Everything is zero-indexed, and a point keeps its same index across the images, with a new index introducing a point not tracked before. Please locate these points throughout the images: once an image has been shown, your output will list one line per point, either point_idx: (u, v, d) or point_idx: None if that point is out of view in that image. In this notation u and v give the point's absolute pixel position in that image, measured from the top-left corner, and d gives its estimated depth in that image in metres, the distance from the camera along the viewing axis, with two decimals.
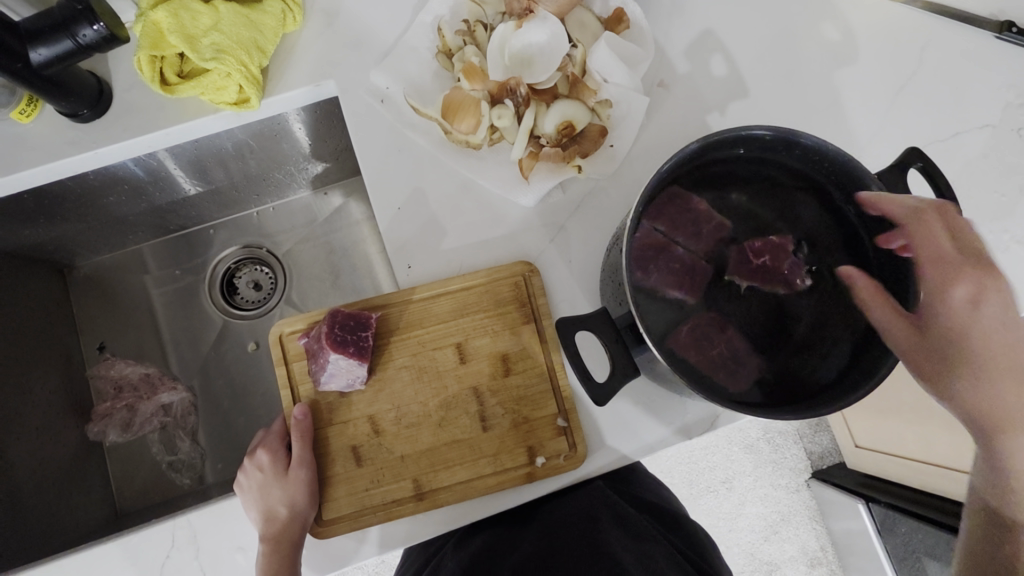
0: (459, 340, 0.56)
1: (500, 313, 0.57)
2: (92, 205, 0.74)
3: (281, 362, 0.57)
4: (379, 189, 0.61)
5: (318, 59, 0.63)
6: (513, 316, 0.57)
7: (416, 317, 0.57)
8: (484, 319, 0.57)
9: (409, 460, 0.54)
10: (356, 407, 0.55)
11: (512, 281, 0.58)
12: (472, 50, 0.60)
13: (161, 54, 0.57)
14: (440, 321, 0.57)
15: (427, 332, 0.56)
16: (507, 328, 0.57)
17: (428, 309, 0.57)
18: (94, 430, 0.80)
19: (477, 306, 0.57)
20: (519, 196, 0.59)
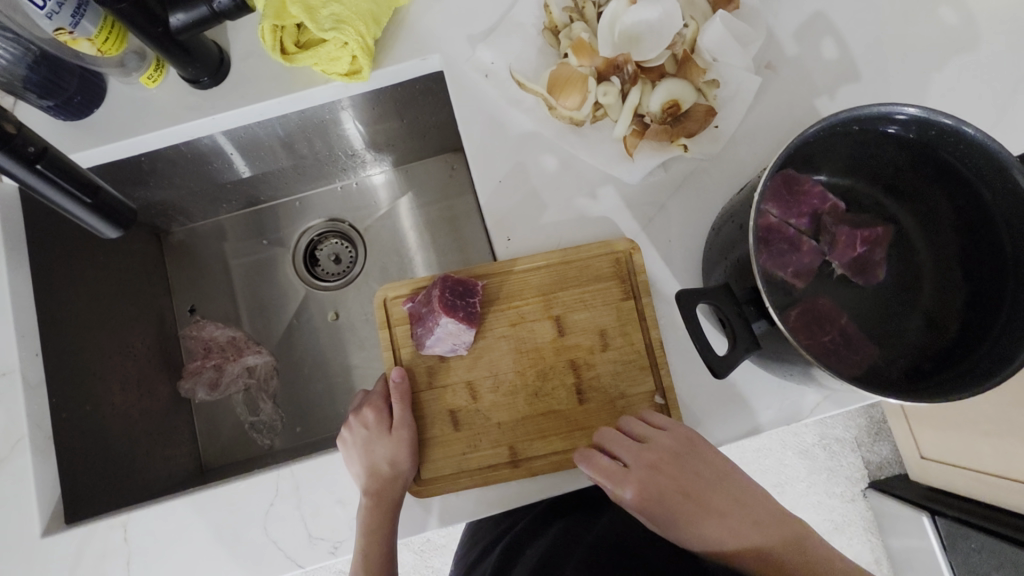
0: (557, 313, 0.58)
1: (599, 289, 0.58)
2: (194, 171, 0.78)
3: (386, 325, 0.60)
4: (481, 162, 0.62)
5: (425, 33, 0.65)
6: (613, 292, 0.58)
7: (516, 288, 0.58)
8: (584, 294, 0.58)
9: (505, 428, 0.56)
10: (454, 372, 0.57)
11: (613, 258, 0.58)
12: (581, 26, 0.60)
13: (281, 25, 0.59)
14: (540, 294, 0.58)
15: (526, 304, 0.58)
16: (606, 304, 0.58)
17: (528, 281, 0.58)
18: (185, 386, 0.83)
19: (577, 281, 0.58)
20: (623, 173, 0.59)
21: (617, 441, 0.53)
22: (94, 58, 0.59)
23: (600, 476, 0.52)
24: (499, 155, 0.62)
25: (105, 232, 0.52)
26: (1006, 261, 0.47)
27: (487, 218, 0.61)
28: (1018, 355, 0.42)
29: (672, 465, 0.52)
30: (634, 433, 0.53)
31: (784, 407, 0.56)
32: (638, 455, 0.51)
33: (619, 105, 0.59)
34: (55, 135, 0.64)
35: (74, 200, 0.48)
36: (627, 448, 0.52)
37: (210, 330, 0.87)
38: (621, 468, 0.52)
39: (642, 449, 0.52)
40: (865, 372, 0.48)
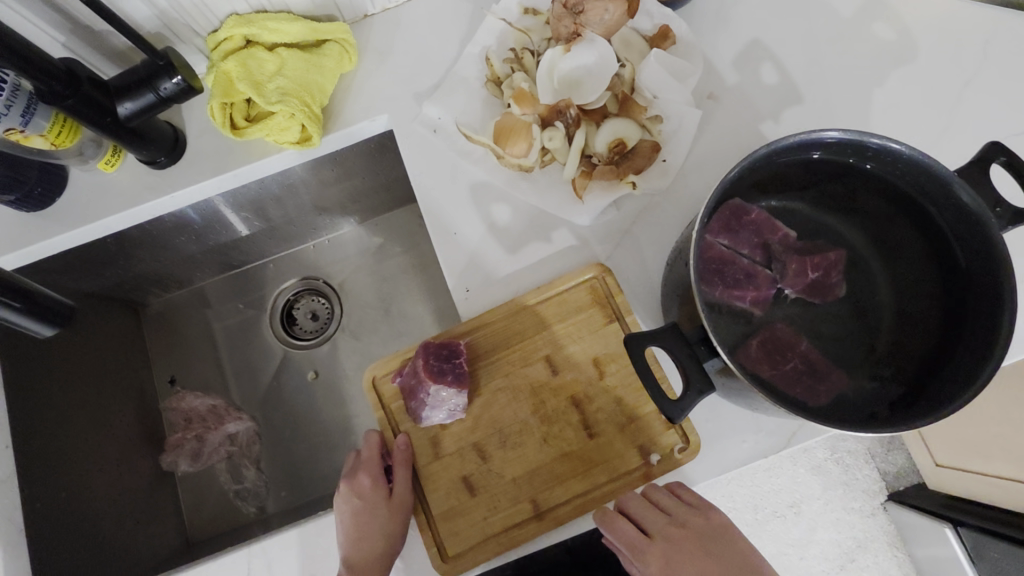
0: (547, 353, 0.56)
1: (582, 320, 0.57)
2: (162, 246, 0.78)
3: (380, 405, 0.57)
4: (435, 216, 0.62)
5: (372, 96, 0.66)
6: (597, 318, 0.57)
7: (501, 337, 0.57)
8: (570, 327, 0.57)
9: (521, 481, 0.54)
10: (459, 436, 0.55)
11: (589, 286, 0.57)
12: (521, 76, 0.61)
13: (231, 101, 0.61)
14: (527, 338, 0.57)
15: (514, 350, 0.57)
16: (594, 331, 0.56)
17: (510, 328, 0.57)
18: (167, 459, 0.83)
19: (560, 316, 0.57)
20: (574, 215, 0.59)
21: (643, 504, 0.51)
22: (51, 151, 0.60)
23: (620, 540, 0.50)
24: (452, 207, 0.62)
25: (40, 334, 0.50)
26: (961, 272, 0.46)
27: (446, 271, 0.60)
28: (980, 374, 0.41)
29: (695, 542, 0.50)
30: (657, 501, 0.52)
31: (761, 440, 0.54)
32: (662, 524, 0.50)
33: (566, 148, 0.60)
34: (18, 226, 0.66)
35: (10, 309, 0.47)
36: (647, 515, 0.51)
37: (189, 399, 0.86)
38: (643, 537, 0.50)
39: (667, 521, 0.50)
40: (833, 402, 0.46)
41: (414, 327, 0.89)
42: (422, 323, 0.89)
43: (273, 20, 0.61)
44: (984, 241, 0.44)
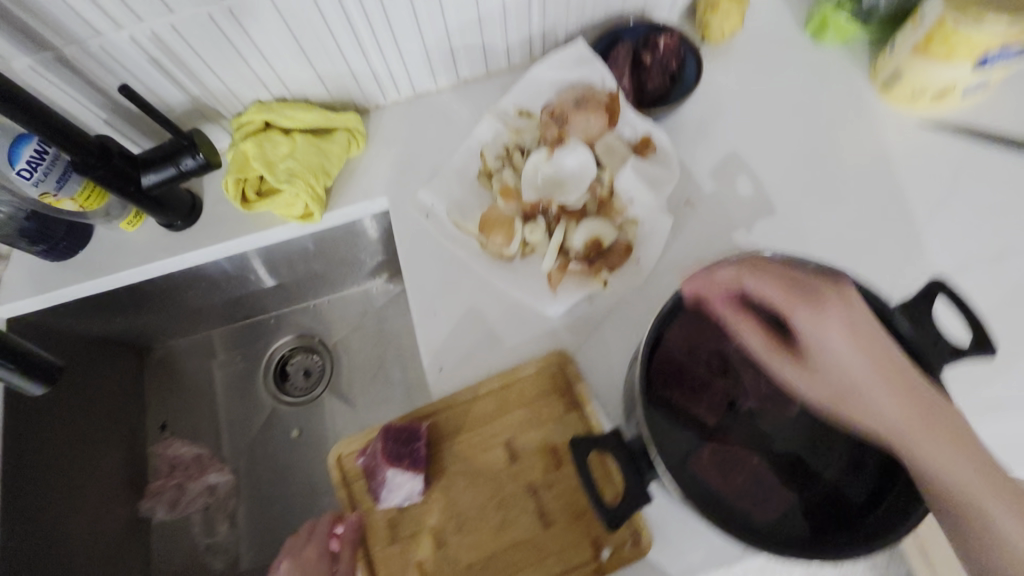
0: (507, 439, 0.58)
1: (541, 406, 0.58)
2: (169, 299, 0.83)
3: (342, 484, 0.58)
4: (419, 296, 0.65)
5: (375, 179, 0.72)
6: (556, 405, 0.58)
7: (463, 420, 0.59)
8: (531, 413, 0.58)
9: (475, 569, 0.54)
10: (417, 519, 0.56)
11: (549, 371, 0.59)
12: (509, 173, 0.66)
13: (245, 177, 0.67)
14: (490, 422, 0.58)
15: (475, 434, 0.58)
16: (553, 419, 0.58)
17: (474, 411, 0.59)
18: (145, 506, 0.85)
19: (521, 401, 0.59)
20: (547, 306, 0.62)
21: None
22: (80, 212, 0.66)
23: None
24: (435, 289, 0.65)
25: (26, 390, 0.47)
26: None
27: (422, 349, 0.63)
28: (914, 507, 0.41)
29: None
30: None
31: (713, 549, 0.54)
32: None
33: (544, 242, 0.63)
34: (40, 274, 0.71)
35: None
36: None
37: (177, 446, 0.90)
38: None
39: None
40: (784, 518, 0.46)
41: (399, 393, 0.91)
42: (408, 391, 0.91)
43: (291, 109, 0.68)
44: (926, 369, 0.45)
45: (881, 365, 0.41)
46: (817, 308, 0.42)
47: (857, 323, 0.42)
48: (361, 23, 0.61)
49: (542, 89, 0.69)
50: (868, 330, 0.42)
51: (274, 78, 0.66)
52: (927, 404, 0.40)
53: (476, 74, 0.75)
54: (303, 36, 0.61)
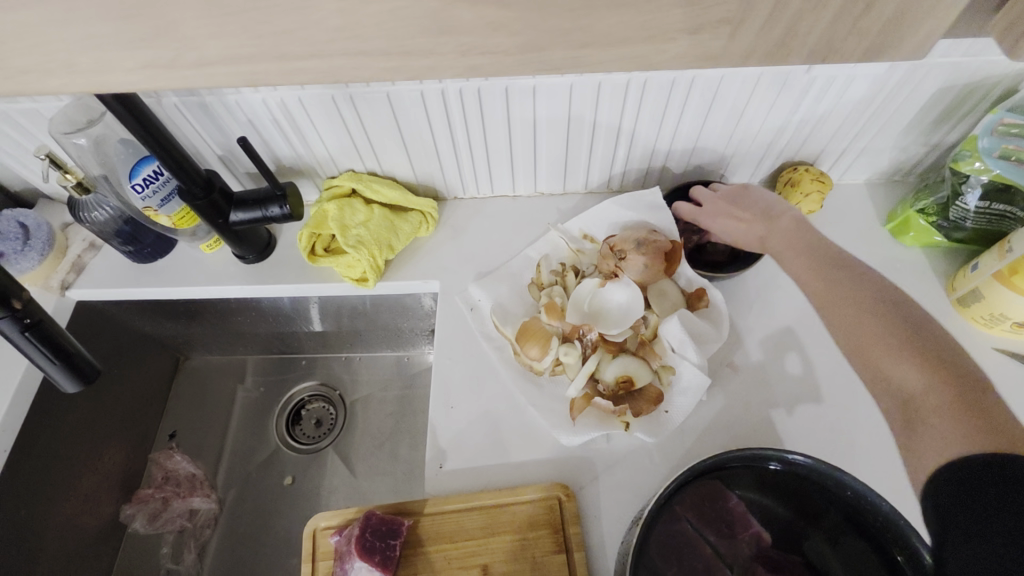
0: (485, 562, 0.54)
1: (529, 538, 0.55)
2: (220, 319, 0.88)
3: (309, 560, 0.56)
4: (441, 384, 0.66)
5: (434, 262, 0.76)
6: (544, 542, 0.55)
7: (448, 528, 0.56)
8: (517, 542, 0.55)
9: None
10: None
11: (547, 503, 0.57)
12: (558, 290, 0.68)
13: (318, 233, 0.72)
14: (471, 539, 0.55)
15: (455, 547, 0.55)
16: (538, 555, 0.54)
17: (459, 523, 0.56)
18: (127, 511, 0.86)
19: (510, 526, 0.55)
20: (561, 434, 0.59)
21: None
22: (171, 228, 0.72)
23: None
24: (458, 382, 0.66)
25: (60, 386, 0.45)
26: None
27: (428, 440, 0.62)
28: None
29: None
30: None
31: None
32: None
33: (576, 365, 0.62)
34: (120, 269, 0.78)
35: (42, 354, 0.43)
36: None
37: (175, 460, 0.90)
38: None
39: None
40: None
41: (399, 470, 0.89)
42: (408, 471, 0.89)
43: (377, 183, 0.74)
44: None
45: (860, 325, 0.48)
46: (830, 277, 0.53)
47: (839, 288, 0.51)
48: (461, 127, 0.67)
49: (611, 218, 0.71)
50: (837, 268, 0.53)
51: (372, 155, 0.72)
52: (907, 344, 0.45)
53: (554, 189, 0.79)
54: (407, 128, 0.67)
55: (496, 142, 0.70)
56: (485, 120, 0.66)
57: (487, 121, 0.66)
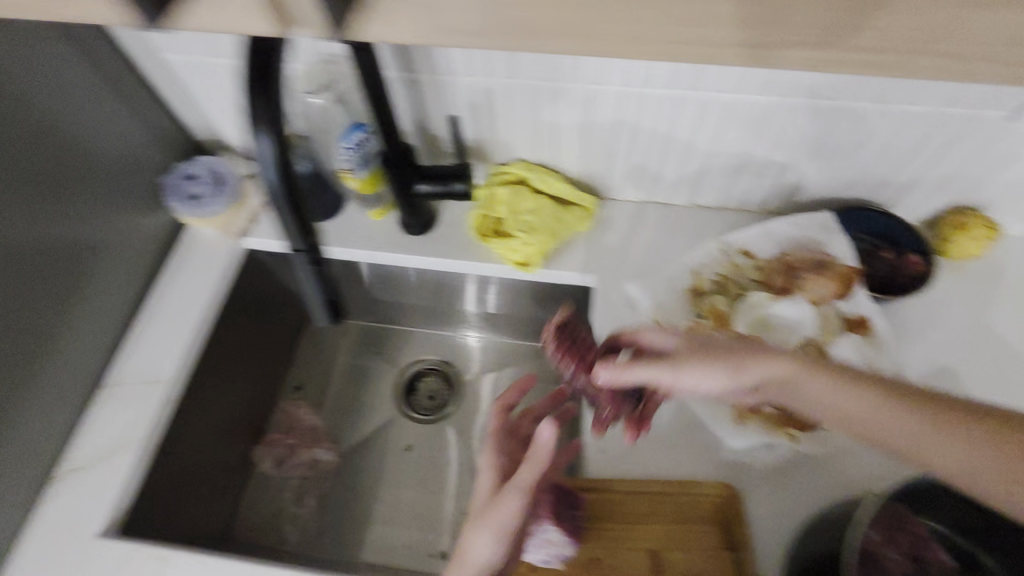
0: (653, 546, 0.58)
1: (693, 530, 0.59)
2: (360, 282, 0.92)
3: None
4: (601, 374, 0.69)
5: (589, 257, 0.79)
6: (707, 536, 0.58)
7: (616, 509, 0.59)
8: (682, 532, 0.58)
9: None
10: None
11: (711, 499, 0.60)
12: (722, 299, 0.71)
13: (490, 215, 0.77)
14: (641, 520, 0.59)
15: (623, 528, 0.59)
16: (702, 547, 0.58)
17: (630, 505, 0.60)
18: (258, 451, 0.91)
19: (675, 516, 0.59)
20: (726, 437, 0.63)
21: None
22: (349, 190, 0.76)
23: None
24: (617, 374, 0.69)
25: None
26: None
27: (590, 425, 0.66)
28: None
29: None
30: None
31: None
32: None
33: None
34: None
35: None
36: None
37: (301, 412, 0.95)
38: None
39: None
40: None
41: None
42: None
43: (549, 177, 0.78)
44: None
45: (970, 457, 0.44)
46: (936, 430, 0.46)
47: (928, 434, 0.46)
48: (645, 126, 0.71)
49: (773, 236, 0.74)
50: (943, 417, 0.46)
51: (548, 146, 0.76)
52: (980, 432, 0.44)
53: (708, 202, 0.81)
54: (593, 120, 0.71)
55: (671, 146, 0.73)
56: (669, 122, 0.70)
57: (671, 123, 0.70)
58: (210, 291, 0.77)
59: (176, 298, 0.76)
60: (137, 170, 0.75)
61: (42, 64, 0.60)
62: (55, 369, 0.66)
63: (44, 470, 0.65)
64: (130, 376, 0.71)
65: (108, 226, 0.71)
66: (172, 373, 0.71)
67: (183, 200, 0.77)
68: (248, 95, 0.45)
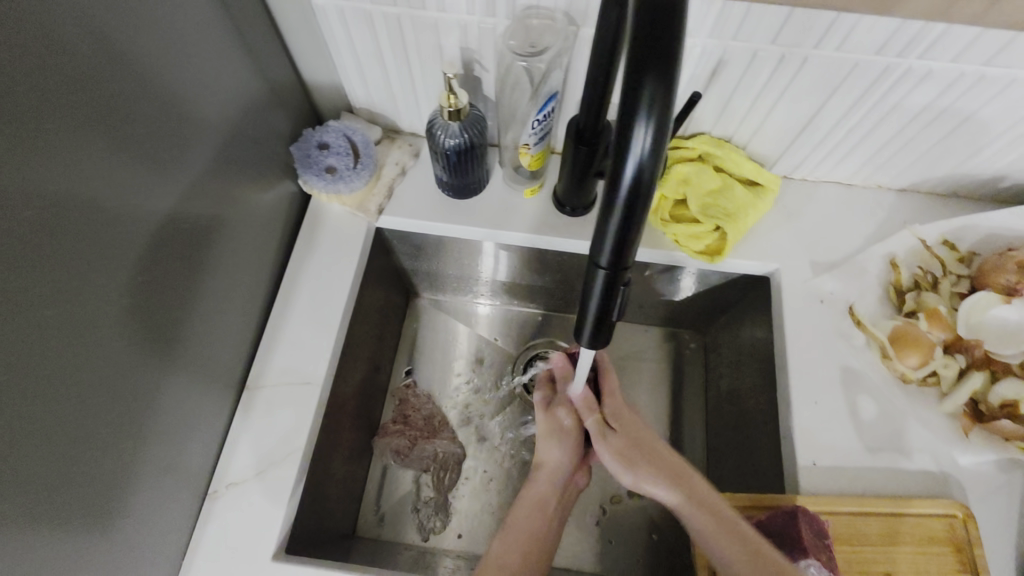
0: (890, 570, 0.54)
1: (932, 554, 0.55)
2: (485, 265, 0.82)
3: (707, 539, 0.57)
4: (803, 380, 0.63)
5: (770, 246, 0.71)
6: (948, 560, 0.54)
7: (846, 532, 0.55)
8: (917, 556, 0.54)
9: None
10: None
11: (947, 520, 0.56)
12: (932, 298, 0.65)
13: (669, 196, 0.69)
14: (871, 545, 0.55)
15: (857, 551, 0.55)
16: (942, 571, 0.54)
17: (859, 527, 0.56)
18: (379, 444, 0.84)
19: (909, 539, 0.55)
20: (956, 452, 0.60)
21: None
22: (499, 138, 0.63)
23: None
24: (822, 379, 0.64)
25: (579, 332, 0.42)
26: None
27: (796, 436, 0.61)
28: None
29: None
30: None
31: None
32: None
33: (961, 380, 0.60)
34: (432, 201, 0.73)
35: (607, 313, 0.39)
36: None
37: (417, 401, 0.87)
38: None
39: None
40: None
41: None
42: None
43: (731, 154, 0.69)
44: None
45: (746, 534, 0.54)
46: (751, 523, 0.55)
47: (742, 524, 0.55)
48: (864, 109, 0.62)
49: (981, 230, 0.68)
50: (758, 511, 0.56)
51: (741, 122, 0.67)
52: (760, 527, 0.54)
53: (892, 185, 0.74)
54: (808, 99, 0.62)
55: (883, 132, 0.64)
56: (897, 107, 0.61)
57: (900, 108, 0.61)
58: (352, 278, 0.69)
59: (315, 287, 0.68)
60: (265, 140, 0.64)
61: (189, 20, 0.50)
62: (209, 374, 0.58)
63: (201, 484, 0.59)
64: (276, 376, 0.64)
65: (245, 207, 0.62)
66: (325, 372, 0.64)
67: (318, 174, 0.67)
68: (632, 71, 0.30)
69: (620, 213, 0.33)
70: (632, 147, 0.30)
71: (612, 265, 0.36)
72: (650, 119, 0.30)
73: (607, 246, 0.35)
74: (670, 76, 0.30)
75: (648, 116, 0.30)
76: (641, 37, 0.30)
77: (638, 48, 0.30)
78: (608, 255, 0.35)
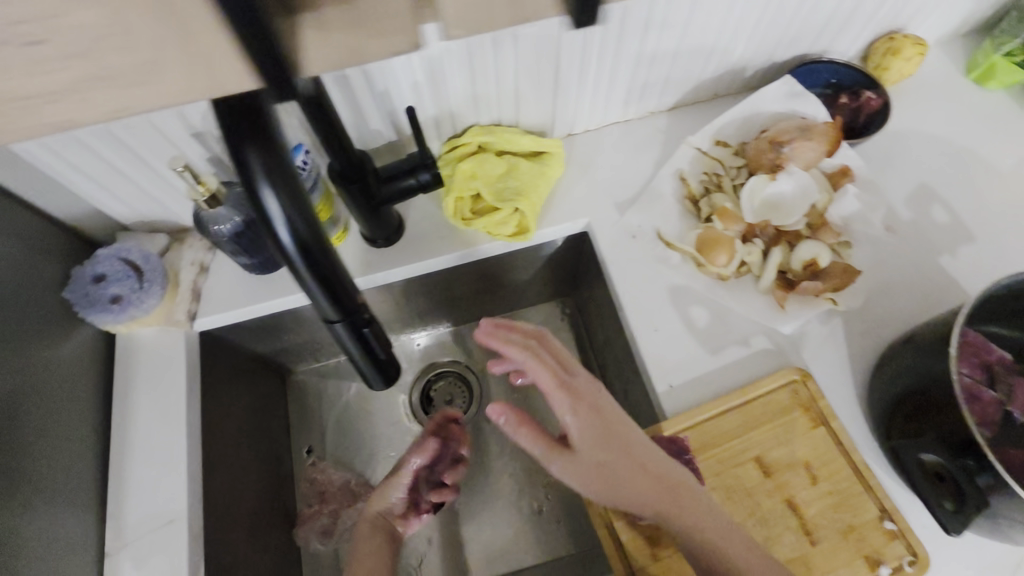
0: (758, 454, 0.59)
1: (788, 423, 0.60)
2: None
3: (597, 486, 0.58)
4: (640, 312, 0.67)
5: (575, 202, 0.74)
6: (801, 421, 0.60)
7: (711, 437, 0.59)
8: (774, 430, 0.59)
9: None
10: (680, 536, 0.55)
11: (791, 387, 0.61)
12: (721, 197, 0.69)
13: (461, 197, 0.70)
14: (737, 438, 0.59)
15: (726, 451, 0.59)
16: (798, 433, 0.59)
17: (722, 426, 0.60)
18: (300, 535, 0.81)
19: (764, 417, 0.60)
20: (780, 324, 0.65)
21: None
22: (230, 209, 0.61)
23: None
24: (656, 306, 0.67)
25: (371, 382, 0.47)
26: None
27: (651, 366, 0.64)
28: None
29: None
30: None
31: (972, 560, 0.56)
32: None
33: (766, 260, 0.65)
34: (245, 286, 0.71)
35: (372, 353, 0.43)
36: None
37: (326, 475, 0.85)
38: None
39: None
40: None
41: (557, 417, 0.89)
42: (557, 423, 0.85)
43: (505, 133, 0.71)
44: None
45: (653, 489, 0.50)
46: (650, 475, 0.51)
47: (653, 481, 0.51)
48: (594, 55, 0.65)
49: (740, 121, 0.74)
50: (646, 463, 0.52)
51: (498, 102, 0.69)
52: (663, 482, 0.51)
53: (662, 106, 0.79)
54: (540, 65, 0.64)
55: (622, 68, 0.68)
56: (619, 45, 0.64)
57: (621, 45, 0.65)
58: (186, 395, 0.66)
59: (152, 419, 0.65)
60: (37, 294, 0.59)
61: None
62: (54, 558, 0.54)
63: None
64: (138, 526, 0.60)
65: (40, 369, 0.57)
66: (187, 504, 0.61)
67: (108, 310, 0.64)
68: (231, 145, 0.32)
69: (307, 271, 0.36)
70: (272, 215, 0.33)
71: (342, 314, 0.39)
72: (271, 183, 0.32)
73: (320, 299, 0.38)
74: (267, 136, 0.32)
75: (268, 179, 0.32)
76: (227, 115, 0.31)
77: (227, 144, 0.32)
78: (333, 309, 0.39)
